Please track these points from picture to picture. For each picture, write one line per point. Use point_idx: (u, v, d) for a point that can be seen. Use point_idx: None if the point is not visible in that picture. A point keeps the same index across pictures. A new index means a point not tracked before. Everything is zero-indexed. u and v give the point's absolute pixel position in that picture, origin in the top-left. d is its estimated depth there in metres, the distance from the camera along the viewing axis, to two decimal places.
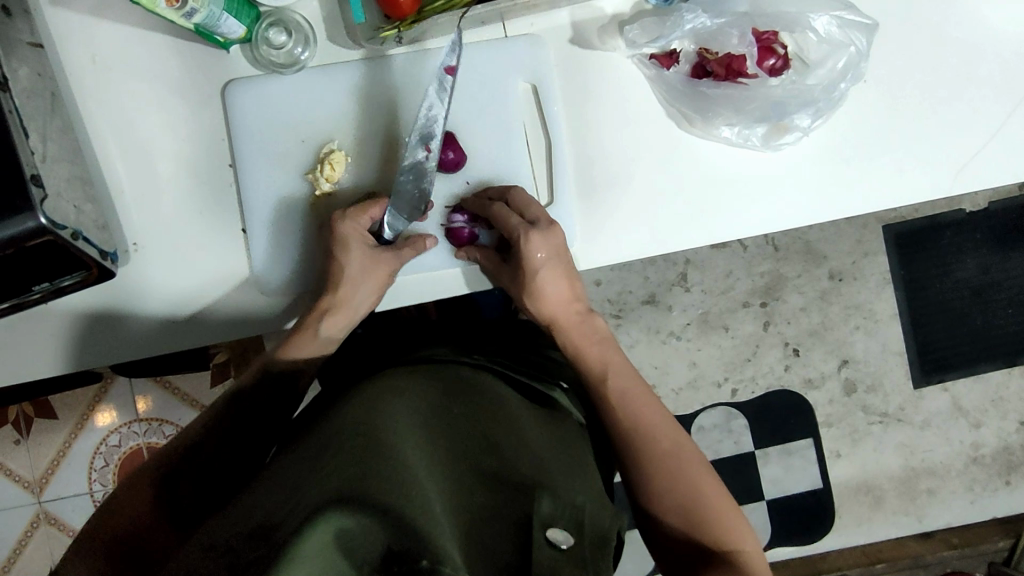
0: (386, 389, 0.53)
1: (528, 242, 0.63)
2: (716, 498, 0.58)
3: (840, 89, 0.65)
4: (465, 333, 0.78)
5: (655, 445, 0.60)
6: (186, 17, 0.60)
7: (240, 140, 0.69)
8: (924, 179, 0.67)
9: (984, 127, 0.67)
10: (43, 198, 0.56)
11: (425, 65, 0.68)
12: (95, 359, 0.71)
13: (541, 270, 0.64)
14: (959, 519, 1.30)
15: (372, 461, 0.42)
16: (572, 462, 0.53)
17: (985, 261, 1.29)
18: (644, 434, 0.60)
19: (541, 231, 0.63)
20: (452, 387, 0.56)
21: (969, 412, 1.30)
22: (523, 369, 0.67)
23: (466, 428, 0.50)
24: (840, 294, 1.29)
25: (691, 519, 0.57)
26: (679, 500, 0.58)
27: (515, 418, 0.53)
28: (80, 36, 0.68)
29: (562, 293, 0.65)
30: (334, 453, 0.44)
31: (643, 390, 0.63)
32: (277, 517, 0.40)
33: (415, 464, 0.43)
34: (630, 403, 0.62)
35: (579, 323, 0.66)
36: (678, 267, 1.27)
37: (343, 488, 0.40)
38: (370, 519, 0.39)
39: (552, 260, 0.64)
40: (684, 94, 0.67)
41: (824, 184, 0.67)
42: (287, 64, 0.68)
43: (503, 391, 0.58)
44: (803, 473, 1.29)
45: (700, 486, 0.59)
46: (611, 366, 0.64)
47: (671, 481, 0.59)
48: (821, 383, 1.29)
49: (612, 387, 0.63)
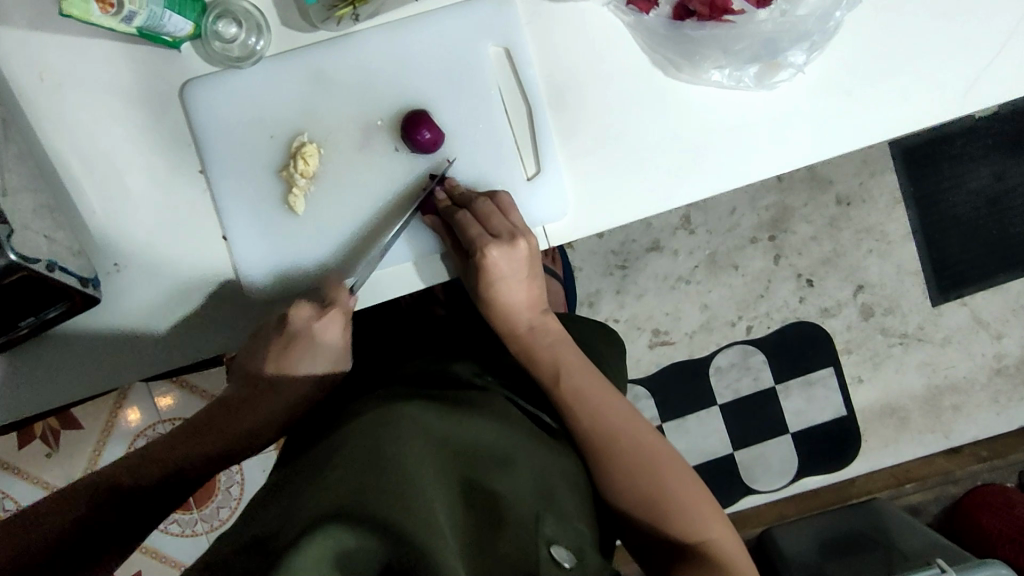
0: (387, 404, 0.54)
1: (488, 256, 0.62)
2: (682, 486, 0.59)
3: (835, 17, 0.61)
4: (456, 335, 0.78)
5: (617, 441, 0.60)
6: (126, 22, 0.56)
7: (205, 146, 0.66)
8: (929, 99, 0.63)
9: (992, 37, 0.61)
10: (9, 233, 0.54)
11: (387, 39, 0.63)
12: (100, 384, 0.68)
13: (498, 279, 0.64)
14: (986, 431, 1.29)
15: (374, 479, 0.44)
16: (561, 481, 0.54)
17: (998, 168, 1.23)
18: (607, 435, 0.60)
19: (502, 244, 0.62)
20: (447, 402, 0.56)
21: (989, 324, 1.27)
22: (503, 377, 0.67)
23: (467, 443, 0.51)
24: (850, 219, 1.25)
25: (658, 512, 0.57)
26: (646, 496, 0.58)
27: (510, 434, 0.54)
28: (25, 53, 0.64)
29: (520, 296, 0.66)
30: (334, 468, 0.45)
31: (599, 386, 0.63)
32: (274, 532, 0.41)
33: (415, 476, 0.45)
34: (589, 401, 0.62)
35: (532, 330, 0.66)
36: (680, 210, 1.24)
37: (341, 504, 0.41)
38: (371, 535, 0.40)
39: (512, 273, 0.64)
40: (668, 40, 0.62)
41: (823, 122, 0.63)
42: (244, 56, 0.64)
43: (501, 406, 0.59)
44: (825, 403, 1.28)
45: (666, 478, 0.59)
46: (562, 367, 0.64)
47: (637, 478, 0.58)
48: (837, 312, 1.27)
49: (569, 391, 0.62)
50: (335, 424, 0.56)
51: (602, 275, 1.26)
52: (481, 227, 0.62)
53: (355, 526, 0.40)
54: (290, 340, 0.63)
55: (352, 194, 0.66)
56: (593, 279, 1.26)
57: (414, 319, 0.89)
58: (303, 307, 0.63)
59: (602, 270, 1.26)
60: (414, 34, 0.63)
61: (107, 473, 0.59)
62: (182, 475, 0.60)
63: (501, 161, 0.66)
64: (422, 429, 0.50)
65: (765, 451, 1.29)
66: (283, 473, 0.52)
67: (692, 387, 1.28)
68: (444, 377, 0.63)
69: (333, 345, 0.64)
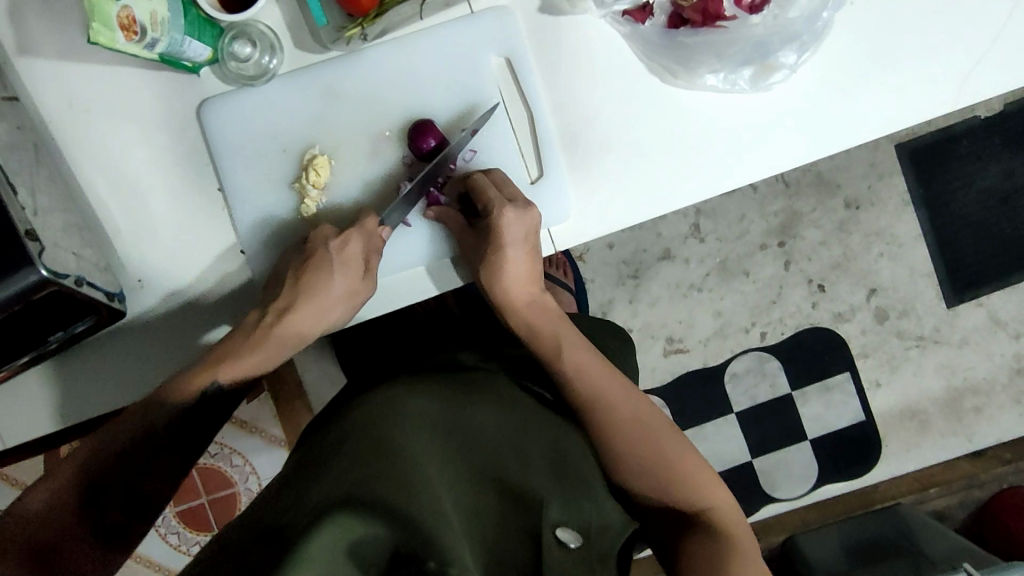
0: (399, 390, 0.55)
1: (502, 217, 0.62)
2: (683, 459, 0.59)
3: (823, 18, 0.62)
4: (468, 335, 0.80)
5: (616, 412, 0.61)
6: (149, 49, 0.59)
7: (222, 161, 0.68)
8: (925, 94, 0.64)
9: (986, 30, 0.63)
10: (40, 251, 0.57)
11: (393, 54, 0.66)
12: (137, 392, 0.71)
13: (505, 248, 0.64)
14: (1010, 433, 1.27)
15: (383, 466, 0.45)
16: (568, 459, 0.56)
17: (1008, 166, 1.24)
18: (603, 407, 0.61)
19: (516, 208, 0.63)
20: (457, 387, 0.58)
21: (1007, 324, 1.26)
22: (504, 361, 0.69)
23: (478, 430, 0.53)
24: (859, 223, 1.25)
25: (660, 483, 0.58)
26: (647, 467, 0.59)
27: (519, 420, 0.56)
28: (52, 81, 0.68)
29: (521, 274, 0.66)
30: (345, 456, 0.47)
31: (597, 360, 0.64)
32: (287, 519, 0.42)
33: (424, 464, 0.47)
34: (588, 375, 0.62)
35: (531, 306, 0.67)
36: (690, 219, 1.25)
37: (351, 490, 0.43)
38: (380, 523, 0.42)
39: (520, 241, 0.64)
40: (663, 47, 0.64)
41: (819, 121, 0.65)
42: (257, 75, 0.67)
43: (504, 389, 0.61)
44: (843, 408, 1.28)
45: (664, 448, 0.59)
46: (564, 342, 0.65)
47: (639, 446, 0.59)
48: (851, 316, 1.27)
49: (567, 363, 0.63)
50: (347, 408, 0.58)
51: (614, 285, 1.28)
52: (498, 191, 0.64)
53: (364, 512, 0.42)
54: (309, 259, 0.64)
55: (362, 204, 0.68)
56: (605, 289, 1.28)
57: (430, 325, 0.92)
58: (324, 228, 0.65)
59: (615, 280, 1.27)
60: (418, 48, 0.66)
61: (134, 420, 0.61)
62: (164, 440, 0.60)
63: (508, 169, 0.68)
64: (430, 418, 0.51)
65: (784, 458, 1.29)
66: (298, 459, 0.54)
67: (708, 394, 1.28)
68: (451, 363, 0.66)
69: (347, 268, 0.64)
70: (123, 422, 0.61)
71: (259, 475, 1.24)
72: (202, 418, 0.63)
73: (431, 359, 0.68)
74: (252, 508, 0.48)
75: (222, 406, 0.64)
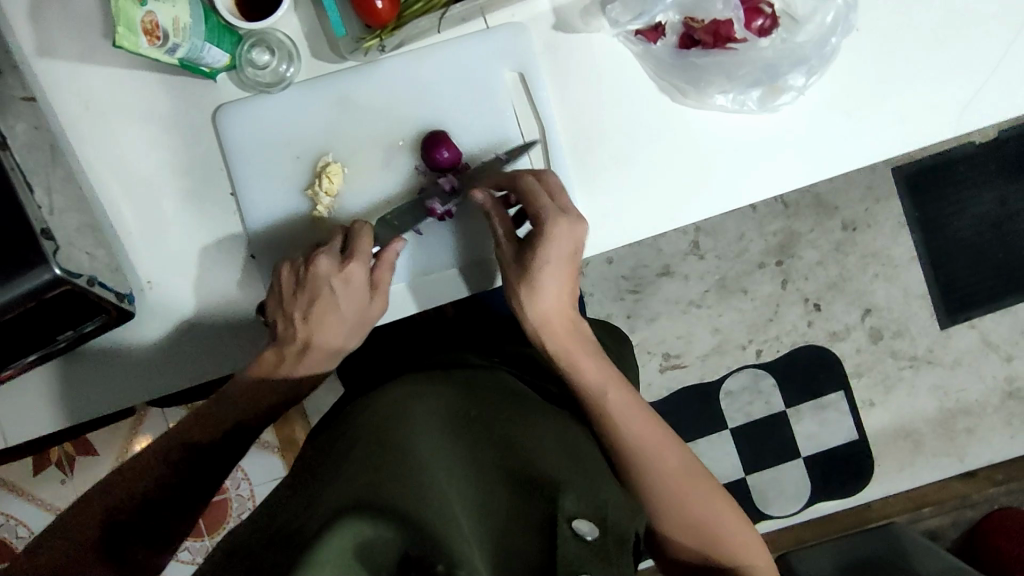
0: (410, 397, 0.55)
1: (556, 227, 0.62)
2: (730, 523, 0.60)
3: (831, 44, 0.64)
4: (469, 336, 0.80)
5: (662, 468, 0.60)
6: (170, 54, 0.60)
7: (235, 167, 0.69)
8: (928, 119, 0.66)
9: (987, 60, 0.65)
10: (55, 249, 0.57)
11: (408, 66, 0.67)
12: (144, 393, 0.72)
13: (550, 261, 0.63)
14: (1001, 455, 1.29)
15: (392, 472, 0.45)
16: (583, 455, 0.55)
17: (1002, 192, 1.26)
18: (649, 461, 0.60)
19: (569, 219, 0.62)
20: (468, 389, 0.58)
21: (999, 347, 1.28)
22: (512, 363, 0.68)
23: (487, 432, 0.52)
24: (856, 244, 1.27)
25: (705, 543, 0.60)
26: (694, 527, 0.60)
27: (530, 421, 0.56)
28: (71, 83, 0.68)
29: (559, 292, 0.65)
30: (356, 464, 0.47)
31: (643, 410, 0.62)
32: (297, 527, 0.43)
33: (433, 467, 0.46)
34: (634, 425, 0.61)
35: (573, 333, 0.65)
36: (690, 236, 1.27)
37: (360, 495, 0.43)
38: (387, 525, 0.42)
39: (565, 256, 0.64)
40: (674, 66, 0.66)
41: (824, 143, 0.66)
42: (273, 83, 0.68)
43: (512, 390, 0.60)
44: (837, 426, 1.29)
45: (713, 510, 0.60)
46: (610, 386, 0.62)
47: (688, 508, 0.60)
48: (847, 335, 1.28)
49: (612, 406, 0.61)
50: (357, 410, 0.58)
51: (613, 300, 1.29)
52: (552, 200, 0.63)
53: (372, 516, 0.42)
54: (314, 285, 0.64)
55: (373, 212, 0.69)
56: (604, 304, 1.29)
57: (426, 332, 0.86)
58: (325, 259, 0.63)
59: (614, 295, 1.28)
60: (434, 61, 0.67)
61: (154, 459, 0.63)
62: (183, 478, 0.63)
63: None
64: (440, 425, 0.51)
65: (778, 475, 1.30)
66: (308, 462, 0.54)
67: (704, 410, 1.29)
68: (457, 361, 0.65)
69: (356, 292, 0.64)
70: (144, 462, 0.63)
71: (253, 482, 1.24)
72: (219, 454, 0.65)
73: (438, 358, 0.68)
74: (263, 515, 0.48)
75: (241, 439, 0.65)
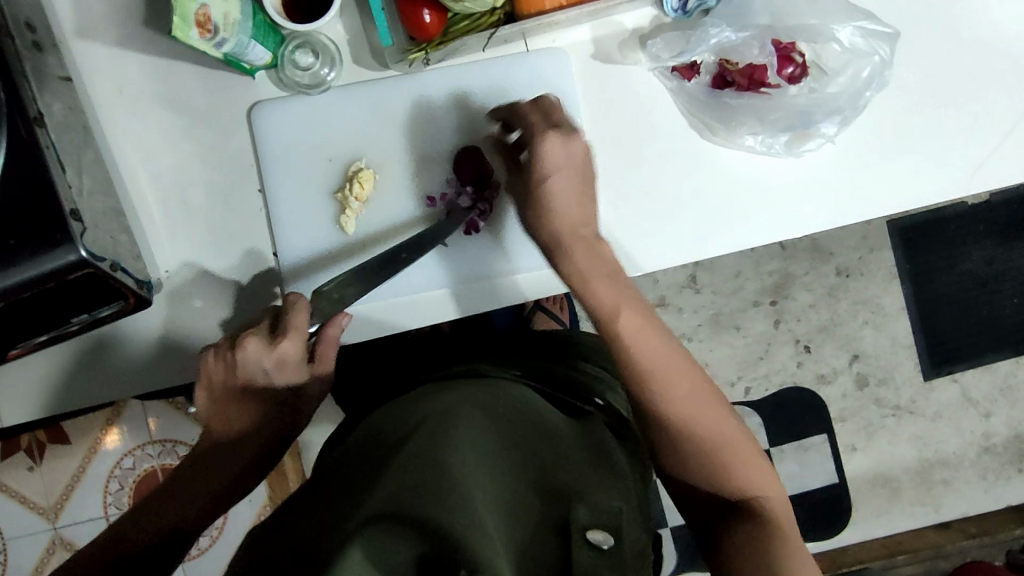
0: (435, 406, 0.56)
1: (544, 140, 0.60)
2: (734, 441, 0.58)
3: (865, 97, 0.67)
4: (475, 350, 0.82)
5: (672, 390, 0.57)
6: (217, 47, 0.60)
7: (266, 163, 0.70)
8: (942, 177, 0.68)
9: (1000, 126, 0.68)
10: (83, 231, 0.55)
11: (449, 82, 0.69)
12: (148, 384, 0.71)
13: (551, 177, 0.60)
14: (974, 508, 1.31)
15: (415, 478, 0.46)
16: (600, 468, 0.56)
17: (989, 253, 1.30)
18: (661, 381, 0.57)
19: (561, 132, 0.60)
20: (490, 398, 0.58)
21: (978, 402, 1.32)
22: (531, 373, 0.69)
23: (508, 441, 0.53)
24: (847, 290, 1.30)
25: (710, 468, 0.57)
26: (699, 451, 0.57)
27: (549, 433, 0.56)
28: (106, 67, 0.68)
29: (572, 210, 0.61)
30: (382, 472, 0.48)
31: (655, 323, 0.59)
32: (321, 538, 0.43)
33: (457, 471, 0.47)
34: (647, 341, 0.58)
35: (586, 250, 0.60)
36: (688, 269, 1.29)
37: (383, 504, 0.44)
38: (408, 531, 0.42)
39: (569, 168, 0.60)
40: (707, 105, 0.68)
41: (843, 191, 0.69)
42: (312, 85, 0.69)
43: (530, 399, 0.61)
44: (819, 468, 1.31)
45: (714, 431, 0.58)
46: (623, 304, 0.59)
47: (693, 432, 0.57)
48: (833, 378, 1.31)
49: (624, 322, 0.58)
50: (383, 418, 0.59)
51: None
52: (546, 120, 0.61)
53: (396, 525, 0.42)
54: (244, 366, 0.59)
55: (399, 220, 0.69)
56: None
57: (424, 346, 0.87)
58: (252, 342, 0.58)
59: None
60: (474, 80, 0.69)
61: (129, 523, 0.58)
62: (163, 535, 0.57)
63: None
64: (466, 428, 0.51)
65: None
66: (331, 475, 0.55)
67: None
68: (472, 372, 0.66)
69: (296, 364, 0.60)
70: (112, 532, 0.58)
71: None
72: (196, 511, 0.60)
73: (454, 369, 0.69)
74: (284, 520, 0.49)
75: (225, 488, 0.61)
